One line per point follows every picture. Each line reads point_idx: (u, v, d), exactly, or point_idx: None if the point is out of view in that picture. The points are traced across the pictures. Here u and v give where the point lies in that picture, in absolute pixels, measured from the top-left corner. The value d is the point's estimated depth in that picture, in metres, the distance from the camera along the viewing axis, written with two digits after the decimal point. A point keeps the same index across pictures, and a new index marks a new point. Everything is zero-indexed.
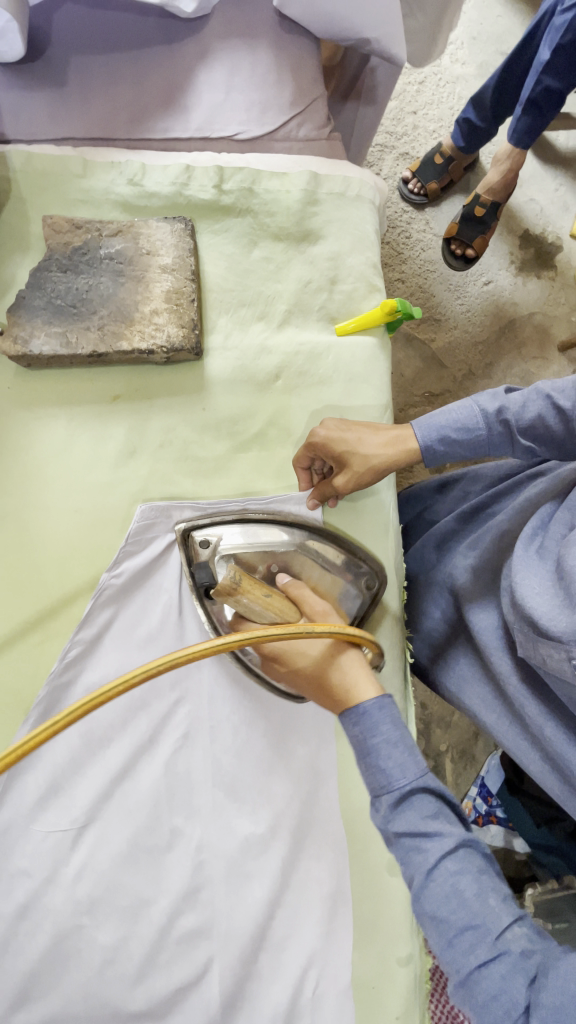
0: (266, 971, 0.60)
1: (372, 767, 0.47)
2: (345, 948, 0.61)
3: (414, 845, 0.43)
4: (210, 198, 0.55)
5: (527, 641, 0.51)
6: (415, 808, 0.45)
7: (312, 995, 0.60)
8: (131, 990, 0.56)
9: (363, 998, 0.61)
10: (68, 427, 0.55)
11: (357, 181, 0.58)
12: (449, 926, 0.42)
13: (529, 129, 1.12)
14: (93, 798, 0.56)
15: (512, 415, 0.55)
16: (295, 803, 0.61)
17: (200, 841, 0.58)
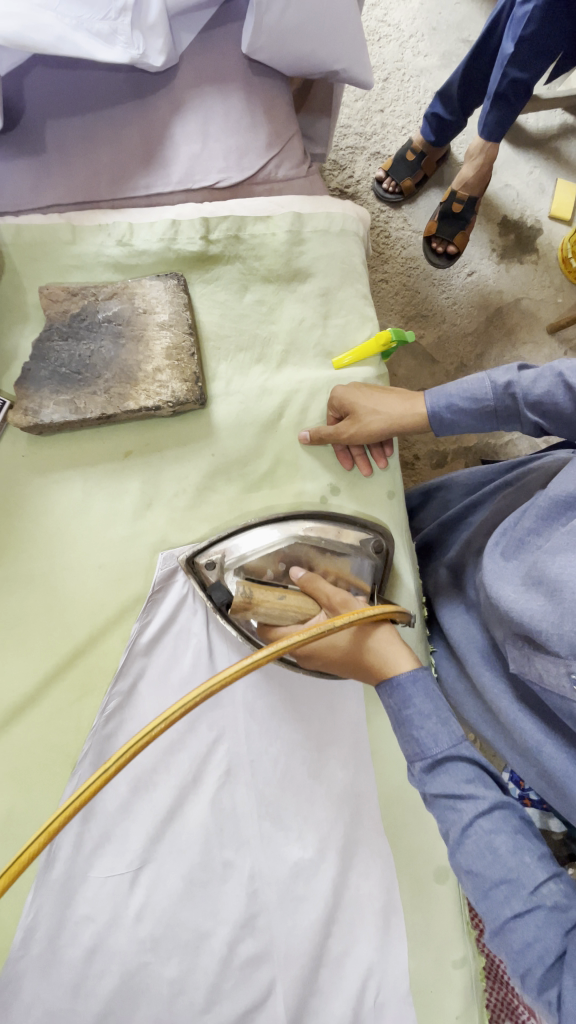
0: (328, 986, 0.62)
1: (406, 734, 0.48)
2: (401, 957, 0.63)
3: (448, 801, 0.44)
4: (199, 249, 0.56)
5: (521, 656, 0.51)
6: (450, 771, 0.46)
7: (374, 1003, 0.62)
8: (201, 1018, 0.58)
9: (424, 1002, 0.63)
10: (84, 488, 0.56)
11: (340, 216, 0.59)
12: (485, 881, 0.42)
13: (500, 121, 1.11)
14: (145, 841, 0.58)
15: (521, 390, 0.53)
16: (339, 823, 0.62)
17: (251, 869, 0.60)
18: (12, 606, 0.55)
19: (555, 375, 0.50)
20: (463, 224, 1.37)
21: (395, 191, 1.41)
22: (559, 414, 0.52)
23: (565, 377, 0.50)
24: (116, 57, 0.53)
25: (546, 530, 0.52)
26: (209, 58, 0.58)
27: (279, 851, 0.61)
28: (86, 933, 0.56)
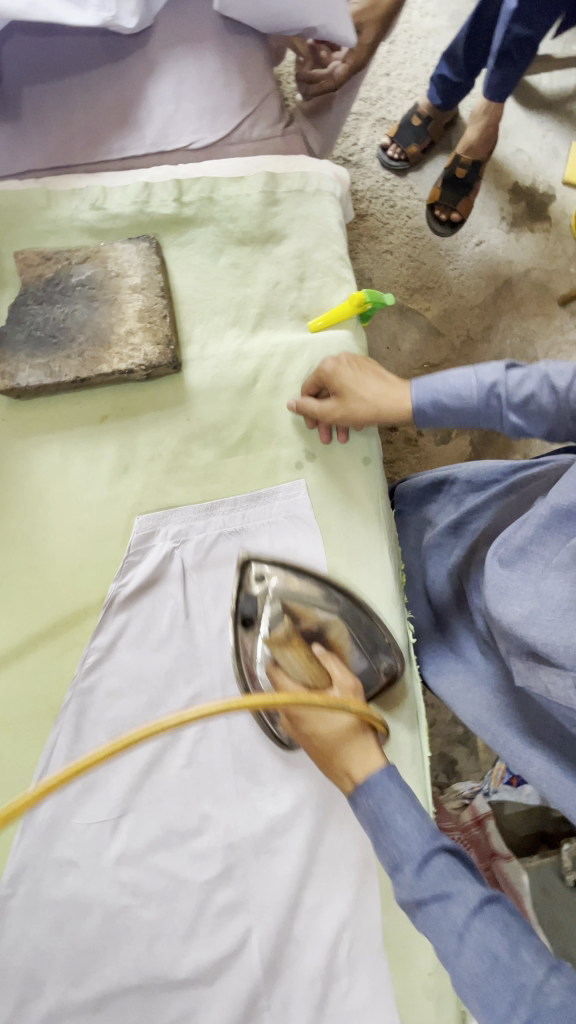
0: (302, 937, 0.64)
1: (387, 838, 0.47)
2: (375, 913, 0.65)
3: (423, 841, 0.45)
4: (172, 212, 0.56)
5: (527, 670, 0.51)
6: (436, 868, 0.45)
7: (347, 955, 0.64)
8: (178, 958, 0.61)
9: (397, 956, 0.65)
10: (63, 451, 0.57)
11: (316, 176, 0.58)
12: (446, 907, 0.44)
13: (504, 80, 1.07)
14: (126, 790, 0.61)
15: (506, 389, 0.56)
16: (313, 780, 0.64)
17: (227, 822, 0.62)
18: None
19: (541, 380, 0.54)
20: (466, 192, 1.35)
21: (400, 159, 1.38)
22: (543, 415, 0.55)
23: (552, 382, 0.54)
24: (87, 19, 0.53)
25: (545, 538, 0.51)
26: (184, 18, 0.58)
27: (255, 805, 0.63)
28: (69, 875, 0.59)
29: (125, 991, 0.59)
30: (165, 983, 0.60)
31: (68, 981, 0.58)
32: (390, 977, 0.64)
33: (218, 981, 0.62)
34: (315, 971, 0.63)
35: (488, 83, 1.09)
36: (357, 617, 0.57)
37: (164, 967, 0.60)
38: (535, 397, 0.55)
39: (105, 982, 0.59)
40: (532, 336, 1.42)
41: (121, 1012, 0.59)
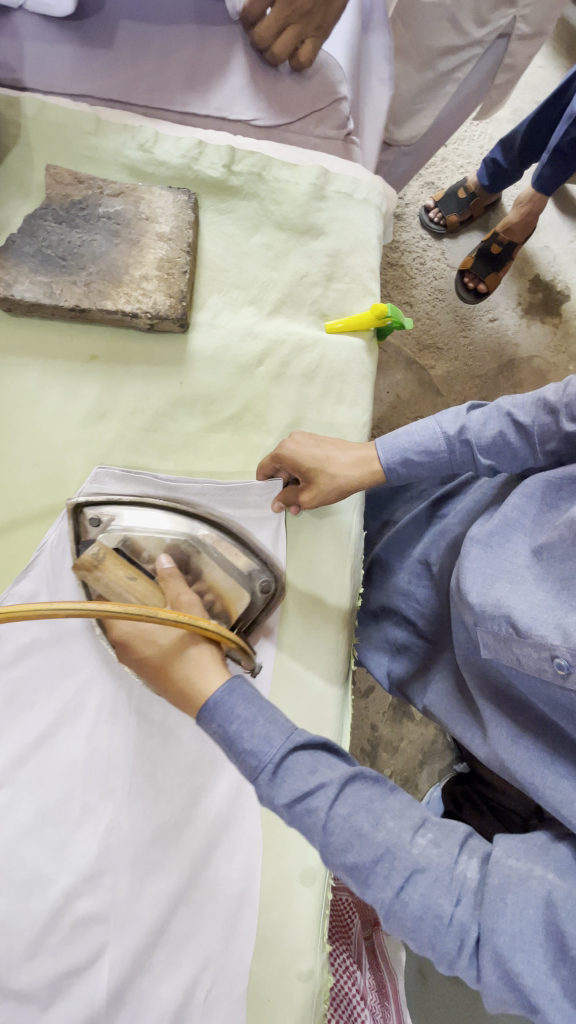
0: (159, 969, 0.58)
1: (241, 755, 0.43)
2: (245, 956, 0.59)
3: (304, 809, 0.41)
4: (219, 176, 0.55)
5: (494, 645, 0.47)
6: (293, 771, 0.42)
7: (203, 999, 0.58)
8: (16, 968, 0.55)
9: (255, 1009, 0.59)
10: (41, 379, 0.53)
11: (366, 185, 0.58)
12: (361, 869, 0.40)
13: (553, 173, 1.15)
14: (7, 762, 0.54)
15: (473, 434, 0.54)
16: (220, 800, 0.59)
17: (110, 822, 0.56)
18: None
19: (503, 415, 0.53)
20: (497, 267, 1.38)
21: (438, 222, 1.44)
22: (512, 451, 0.53)
23: (514, 414, 0.52)
24: None
25: (533, 512, 0.50)
26: None
27: (145, 807, 0.57)
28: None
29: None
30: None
31: None
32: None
33: (56, 1001, 0.56)
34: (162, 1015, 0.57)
35: (539, 175, 1.17)
36: (227, 547, 0.55)
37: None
38: (513, 438, 0.53)
39: None
40: None
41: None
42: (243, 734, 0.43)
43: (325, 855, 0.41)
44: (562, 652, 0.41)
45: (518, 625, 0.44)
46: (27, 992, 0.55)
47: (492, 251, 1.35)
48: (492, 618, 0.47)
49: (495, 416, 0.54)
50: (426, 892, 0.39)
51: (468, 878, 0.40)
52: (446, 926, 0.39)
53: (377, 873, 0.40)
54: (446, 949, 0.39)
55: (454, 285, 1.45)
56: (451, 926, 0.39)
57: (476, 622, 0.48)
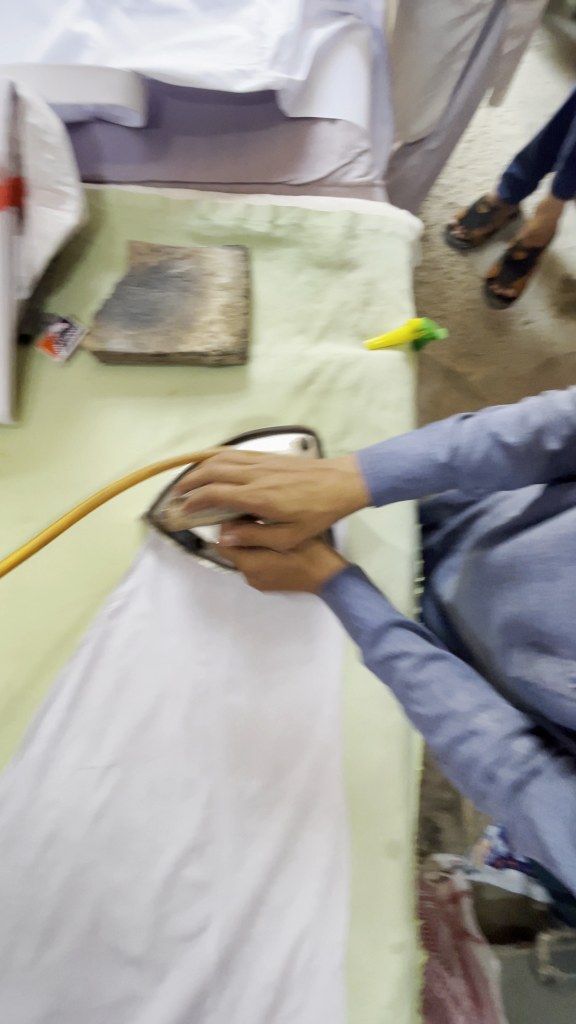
0: (262, 935, 0.64)
1: (347, 617, 0.54)
2: (340, 925, 0.64)
3: (394, 663, 0.51)
4: (265, 231, 0.65)
5: (522, 660, 0.54)
6: (393, 637, 0.52)
7: (304, 966, 0.63)
8: (136, 932, 0.62)
9: (355, 977, 0.64)
10: (131, 414, 0.64)
11: (392, 220, 0.67)
12: (433, 719, 0.49)
13: (570, 179, 1.21)
14: (121, 741, 0.62)
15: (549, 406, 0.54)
16: (307, 777, 0.64)
17: (210, 794, 0.63)
18: (50, 505, 0.63)
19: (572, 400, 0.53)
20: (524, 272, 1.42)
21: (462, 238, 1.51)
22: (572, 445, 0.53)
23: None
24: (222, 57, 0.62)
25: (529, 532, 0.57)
26: None
27: (240, 782, 0.63)
28: (47, 818, 0.61)
29: (82, 944, 0.61)
30: (122, 947, 0.62)
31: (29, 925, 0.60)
32: (343, 999, 0.63)
33: (173, 961, 0.63)
34: (269, 978, 0.63)
35: (557, 180, 1.23)
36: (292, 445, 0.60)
37: (123, 932, 0.62)
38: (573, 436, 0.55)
39: (66, 942, 0.61)
40: None
41: (76, 964, 0.61)
42: (354, 603, 0.54)
43: (404, 701, 0.51)
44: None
45: (539, 632, 0.52)
46: (149, 952, 0.62)
47: (515, 259, 1.40)
48: (522, 636, 0.54)
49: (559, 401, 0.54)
50: (490, 749, 0.46)
51: (518, 750, 0.46)
52: (492, 780, 0.46)
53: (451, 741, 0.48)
54: (483, 795, 0.47)
55: (482, 293, 1.52)
56: (493, 786, 0.46)
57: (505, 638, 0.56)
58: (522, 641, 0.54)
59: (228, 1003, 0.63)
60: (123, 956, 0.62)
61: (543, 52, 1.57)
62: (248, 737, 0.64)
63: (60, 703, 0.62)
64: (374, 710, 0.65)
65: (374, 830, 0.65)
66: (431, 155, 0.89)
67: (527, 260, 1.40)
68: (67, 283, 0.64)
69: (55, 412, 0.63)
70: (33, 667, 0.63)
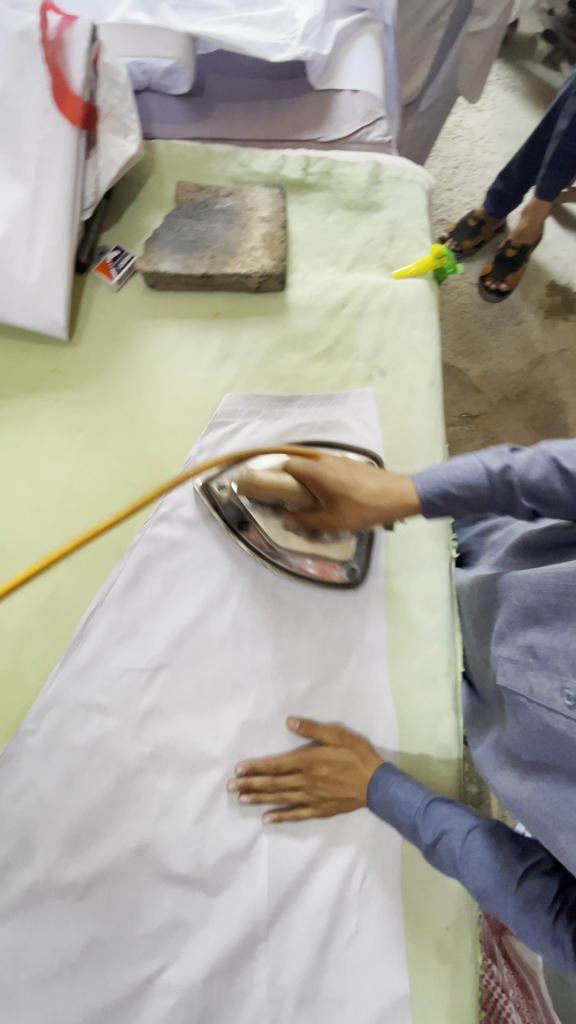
0: (314, 853, 0.61)
1: (393, 813, 0.58)
2: (394, 841, 0.62)
3: (447, 821, 0.57)
4: (299, 177, 0.72)
5: (515, 671, 0.57)
6: (437, 808, 0.58)
7: (359, 890, 0.60)
8: (183, 848, 0.59)
9: (411, 897, 0.61)
10: (177, 333, 0.68)
11: (411, 170, 0.75)
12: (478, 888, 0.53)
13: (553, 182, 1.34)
14: (169, 644, 0.62)
15: (516, 475, 0.56)
16: (354, 681, 0.64)
17: (258, 699, 0.62)
18: (100, 416, 0.66)
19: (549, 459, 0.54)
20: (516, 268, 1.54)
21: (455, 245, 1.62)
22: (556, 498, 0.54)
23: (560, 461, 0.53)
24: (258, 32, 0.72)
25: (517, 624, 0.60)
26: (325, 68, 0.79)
27: (288, 687, 0.63)
28: (92, 724, 0.60)
29: (123, 865, 0.58)
30: (168, 866, 0.58)
31: (71, 838, 0.58)
32: (398, 923, 0.60)
33: (222, 883, 0.59)
34: (323, 902, 0.60)
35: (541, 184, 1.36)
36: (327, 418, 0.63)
37: (166, 852, 0.58)
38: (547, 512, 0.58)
39: (109, 859, 0.58)
40: (562, 406, 1.57)
41: (118, 886, 0.58)
42: (396, 793, 0.59)
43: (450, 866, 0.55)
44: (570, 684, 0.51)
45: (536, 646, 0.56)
46: (196, 876, 0.59)
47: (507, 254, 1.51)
48: (520, 650, 0.57)
49: (540, 460, 0.55)
50: (532, 915, 0.50)
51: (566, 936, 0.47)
52: (540, 891, 0.51)
53: (494, 895, 0.52)
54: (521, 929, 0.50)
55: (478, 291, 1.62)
56: (531, 921, 0.49)
57: (503, 653, 0.60)
58: (514, 653, 0.58)
59: (278, 931, 0.59)
60: (166, 882, 0.58)
61: (515, 96, 1.78)
62: (296, 641, 0.64)
63: (108, 603, 0.62)
64: (418, 612, 0.66)
65: (424, 736, 0.64)
66: (426, 106, 1.11)
67: (517, 258, 1.52)
68: (118, 219, 0.70)
69: (106, 332, 0.67)
70: (80, 572, 0.63)
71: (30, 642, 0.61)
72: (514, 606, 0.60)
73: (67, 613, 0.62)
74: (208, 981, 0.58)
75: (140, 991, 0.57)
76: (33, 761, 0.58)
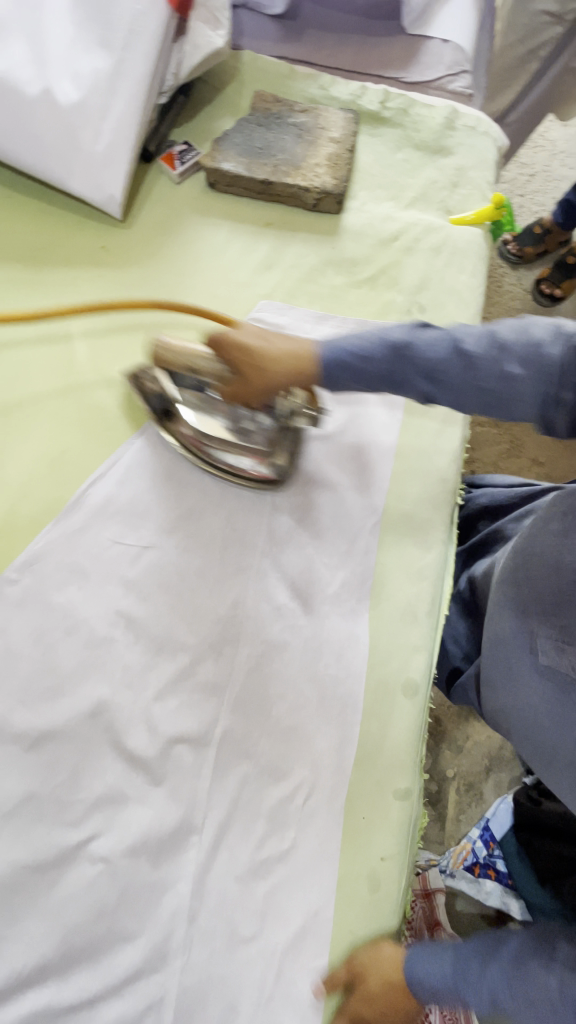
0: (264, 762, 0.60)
1: (505, 687, 0.59)
2: (346, 768, 0.61)
3: (558, 730, 0.53)
4: (375, 109, 0.73)
5: (549, 649, 0.53)
6: (521, 689, 0.57)
7: (301, 807, 0.59)
8: (136, 724, 0.59)
9: (352, 825, 0.60)
10: (227, 234, 0.69)
11: (486, 123, 0.75)
12: (566, 758, 0.53)
13: None
14: (161, 526, 0.63)
15: (507, 334, 0.48)
16: (335, 601, 0.63)
17: (237, 597, 0.62)
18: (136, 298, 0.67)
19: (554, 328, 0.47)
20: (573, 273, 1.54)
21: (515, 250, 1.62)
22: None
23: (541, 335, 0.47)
24: None
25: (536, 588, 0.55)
26: None
27: (270, 593, 0.62)
28: (72, 587, 0.60)
29: (75, 728, 0.58)
30: (118, 737, 0.58)
31: (30, 688, 0.58)
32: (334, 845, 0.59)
33: (167, 766, 0.59)
34: (263, 808, 0.59)
35: None
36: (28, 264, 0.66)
37: (119, 725, 0.58)
38: None
39: (61, 717, 0.58)
40: None
41: (65, 749, 0.58)
42: (498, 671, 0.60)
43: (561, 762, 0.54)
44: (549, 644, 0.53)
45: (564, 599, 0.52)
46: (143, 755, 0.58)
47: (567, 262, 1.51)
48: (550, 628, 0.54)
49: (559, 337, 0.47)
50: (557, 735, 0.54)
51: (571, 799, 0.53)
52: None
53: (559, 755, 0.54)
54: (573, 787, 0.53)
55: (531, 296, 1.61)
56: None
57: (509, 632, 0.58)
58: (549, 632, 0.54)
59: (213, 830, 0.58)
60: (113, 755, 0.58)
61: None
62: (286, 551, 0.64)
63: (110, 476, 0.63)
64: (412, 547, 0.66)
65: (397, 669, 0.63)
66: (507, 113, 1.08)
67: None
68: (192, 119, 0.71)
69: (159, 220, 0.68)
70: (88, 440, 0.64)
71: (28, 498, 0.62)
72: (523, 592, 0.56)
73: (68, 476, 0.63)
74: (132, 865, 0.56)
75: (63, 860, 0.55)
76: (8, 609, 0.59)
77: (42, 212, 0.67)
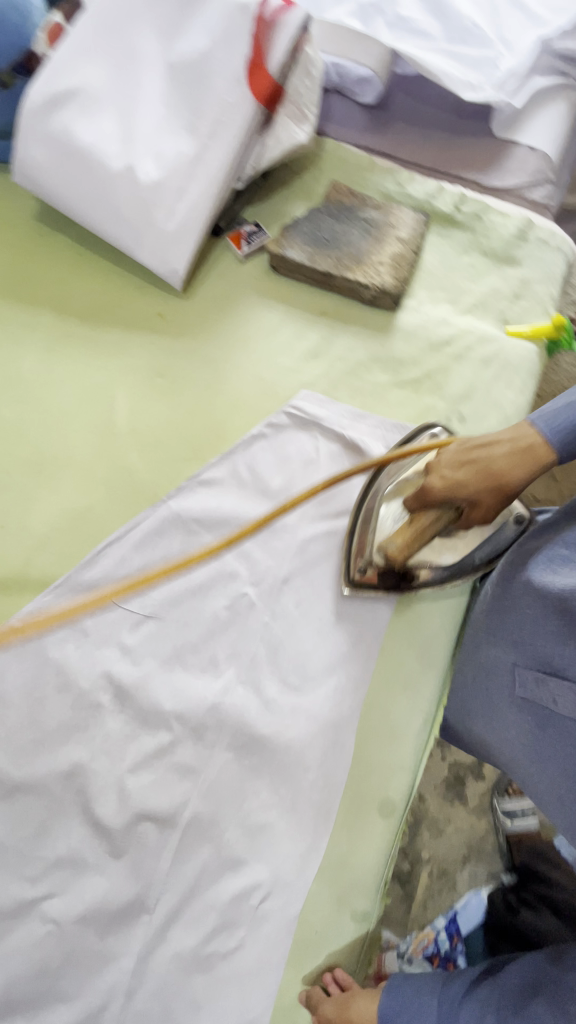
0: (226, 858, 0.58)
1: (497, 725, 0.60)
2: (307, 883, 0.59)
3: (548, 709, 0.54)
4: (448, 211, 0.73)
5: (534, 686, 0.55)
6: (513, 738, 0.57)
7: (255, 908, 0.58)
8: (105, 795, 0.58)
9: (304, 940, 0.59)
10: (280, 318, 0.70)
11: (559, 238, 0.74)
12: (557, 809, 0.53)
13: None
14: (167, 599, 0.63)
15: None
16: (325, 705, 0.62)
17: (228, 682, 0.61)
18: (183, 370, 0.68)
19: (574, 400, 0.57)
20: None
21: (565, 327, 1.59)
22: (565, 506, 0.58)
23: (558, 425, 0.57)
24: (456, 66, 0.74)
25: (542, 620, 0.55)
26: None
27: (261, 685, 0.62)
28: (70, 647, 0.61)
29: (46, 791, 0.57)
30: (84, 807, 0.57)
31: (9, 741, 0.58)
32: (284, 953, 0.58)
33: (129, 845, 0.57)
34: (217, 903, 0.57)
35: None
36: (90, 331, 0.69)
37: (91, 795, 0.58)
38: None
39: (33, 775, 0.57)
40: None
41: (34, 809, 0.57)
42: (494, 704, 0.60)
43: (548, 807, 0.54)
44: (553, 694, 0.53)
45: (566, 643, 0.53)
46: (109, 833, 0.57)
47: None
48: (532, 662, 0.56)
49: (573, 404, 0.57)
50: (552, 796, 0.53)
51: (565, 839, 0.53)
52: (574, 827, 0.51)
53: (545, 800, 0.54)
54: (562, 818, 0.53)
55: None
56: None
57: (513, 664, 0.58)
58: (530, 663, 0.56)
59: (163, 919, 0.56)
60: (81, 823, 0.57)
61: None
62: (287, 642, 0.63)
63: (125, 541, 0.63)
64: (411, 661, 0.64)
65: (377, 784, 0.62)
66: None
67: None
68: (267, 199, 0.72)
69: (217, 296, 0.69)
70: (111, 501, 0.65)
71: (43, 550, 0.63)
72: (536, 623, 0.56)
73: (86, 534, 0.64)
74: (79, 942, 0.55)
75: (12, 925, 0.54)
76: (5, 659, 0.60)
77: (108, 273, 0.70)
